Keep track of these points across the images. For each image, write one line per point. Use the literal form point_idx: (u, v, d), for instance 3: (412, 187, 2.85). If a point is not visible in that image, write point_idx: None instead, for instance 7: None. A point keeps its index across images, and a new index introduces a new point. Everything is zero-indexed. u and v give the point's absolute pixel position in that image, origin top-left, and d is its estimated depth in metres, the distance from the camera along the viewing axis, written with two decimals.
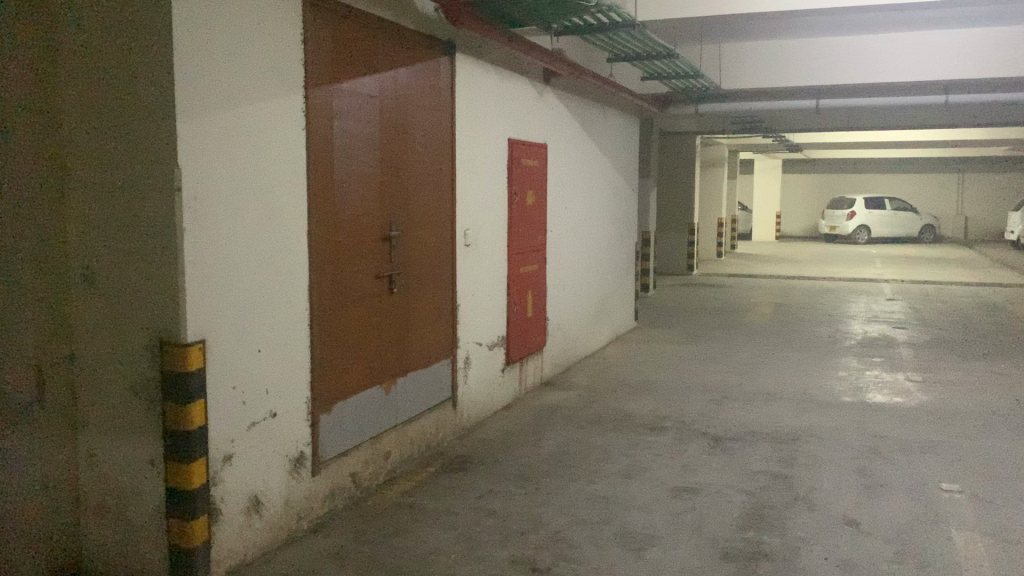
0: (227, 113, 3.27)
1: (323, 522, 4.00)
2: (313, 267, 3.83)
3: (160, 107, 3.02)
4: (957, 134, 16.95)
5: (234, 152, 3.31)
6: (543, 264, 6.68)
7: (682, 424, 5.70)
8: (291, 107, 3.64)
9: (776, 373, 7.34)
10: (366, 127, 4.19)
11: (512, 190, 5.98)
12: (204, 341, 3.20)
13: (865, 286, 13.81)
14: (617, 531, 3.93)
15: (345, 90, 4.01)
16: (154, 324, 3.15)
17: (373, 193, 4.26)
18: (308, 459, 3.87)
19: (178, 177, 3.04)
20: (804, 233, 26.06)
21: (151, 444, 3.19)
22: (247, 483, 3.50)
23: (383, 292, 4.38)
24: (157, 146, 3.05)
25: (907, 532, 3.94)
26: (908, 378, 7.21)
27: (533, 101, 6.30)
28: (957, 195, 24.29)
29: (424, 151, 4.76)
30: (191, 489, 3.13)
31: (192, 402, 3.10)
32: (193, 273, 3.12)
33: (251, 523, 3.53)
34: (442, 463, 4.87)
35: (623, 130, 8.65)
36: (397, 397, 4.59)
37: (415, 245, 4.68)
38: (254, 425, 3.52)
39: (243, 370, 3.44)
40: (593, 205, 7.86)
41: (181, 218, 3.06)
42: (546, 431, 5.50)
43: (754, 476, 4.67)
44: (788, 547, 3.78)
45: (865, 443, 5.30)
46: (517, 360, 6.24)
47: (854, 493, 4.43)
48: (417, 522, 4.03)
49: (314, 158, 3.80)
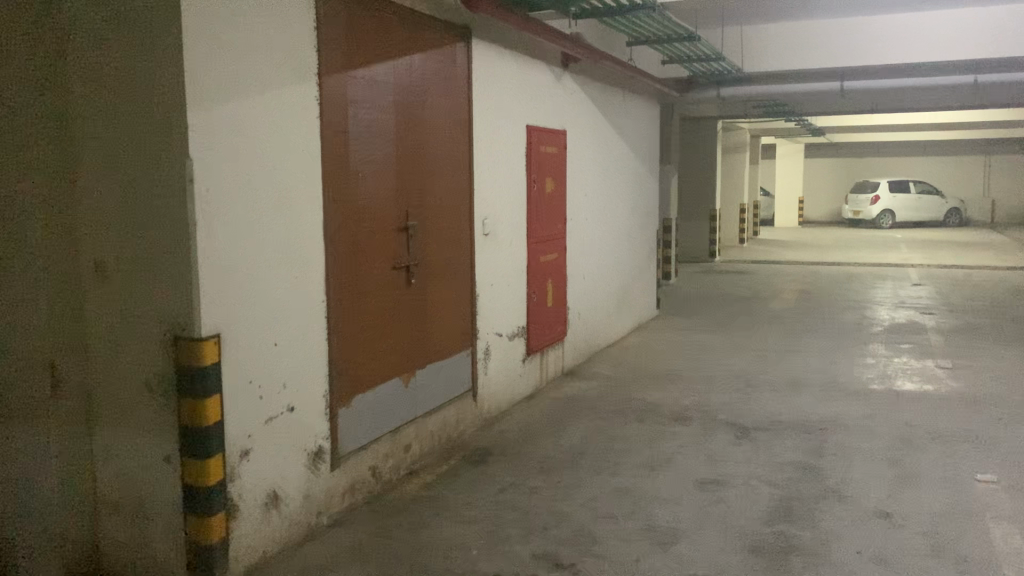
0: (240, 103, 3.20)
1: (342, 517, 3.94)
2: (329, 259, 3.76)
3: (169, 97, 2.95)
4: (984, 115, 16.64)
5: (248, 141, 3.25)
6: (564, 253, 6.58)
7: (706, 415, 5.59)
8: (304, 95, 3.56)
9: (802, 361, 7.21)
10: (381, 115, 4.10)
11: (531, 177, 5.89)
12: (220, 335, 3.14)
13: (891, 271, 13.59)
14: (642, 525, 3.85)
15: (359, 77, 3.93)
16: (168, 319, 3.09)
17: (389, 183, 4.18)
18: (326, 453, 3.82)
19: (190, 168, 2.97)
20: (827, 218, 25.75)
21: (167, 440, 3.14)
22: (265, 479, 3.44)
23: (400, 284, 4.30)
24: (167, 136, 2.99)
25: (942, 524, 3.82)
26: (938, 364, 7.06)
27: (551, 87, 6.19)
28: (984, 178, 23.90)
29: (441, 140, 4.67)
30: (208, 486, 3.08)
31: (209, 398, 3.05)
32: (207, 266, 3.06)
33: (269, 519, 3.48)
34: (463, 455, 4.80)
35: (643, 115, 8.51)
36: (417, 390, 4.52)
37: (432, 235, 4.59)
38: (272, 420, 3.47)
39: (259, 365, 3.38)
40: (614, 193, 7.74)
41: (193, 210, 3.00)
42: (568, 423, 5.41)
43: (782, 468, 4.56)
44: (819, 541, 3.67)
45: (895, 432, 5.17)
46: (538, 351, 6.16)
47: (886, 484, 4.31)
48: (437, 517, 3.97)
49: (329, 146, 3.72)
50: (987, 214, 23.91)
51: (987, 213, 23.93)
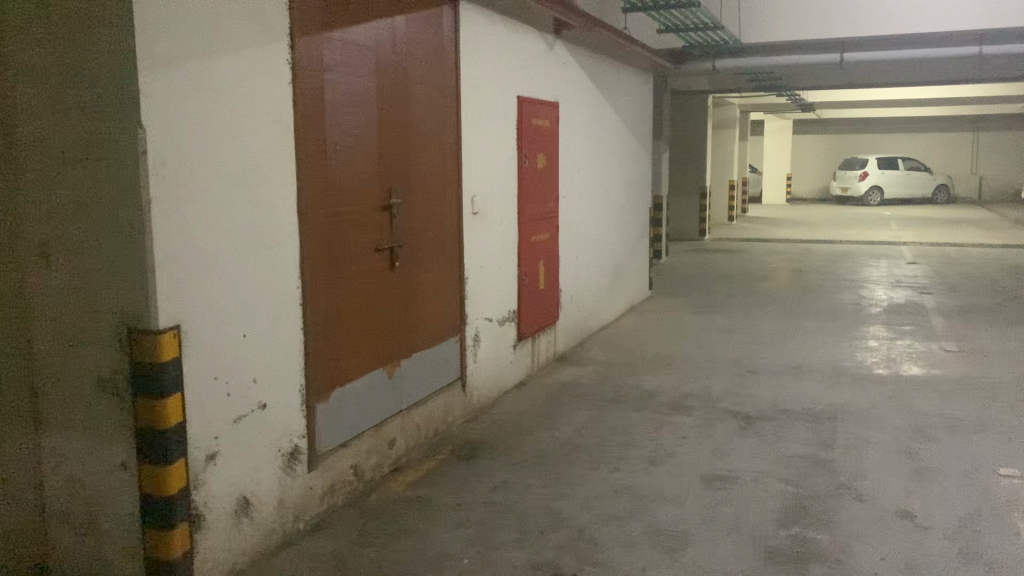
0: (202, 66, 2.84)
1: (322, 521, 3.62)
2: (305, 239, 3.41)
3: (117, 55, 2.59)
4: (975, 89, 16.38)
5: (212, 111, 2.89)
6: (556, 233, 6.25)
7: (708, 403, 5.31)
8: (274, 58, 3.19)
9: (803, 345, 6.93)
10: (362, 82, 3.75)
11: (523, 153, 5.55)
12: (180, 326, 2.80)
13: (883, 249, 13.33)
14: (647, 529, 3.56)
15: (337, 40, 3.56)
16: (122, 308, 2.74)
17: (371, 157, 3.84)
18: (303, 453, 3.50)
19: (142, 137, 2.62)
20: (814, 195, 25.53)
21: (122, 443, 2.80)
22: (234, 484, 3.11)
23: (383, 267, 3.97)
24: (115, 101, 2.63)
25: (968, 525, 3.55)
26: (943, 347, 6.81)
27: (543, 56, 5.84)
28: (972, 154, 23.67)
29: (427, 111, 4.33)
30: (169, 495, 2.75)
31: (167, 397, 2.72)
32: (165, 248, 2.71)
33: (240, 528, 3.15)
34: (451, 450, 4.49)
35: (637, 88, 8.19)
36: (402, 381, 4.20)
37: (418, 214, 4.26)
38: (241, 419, 3.14)
39: (226, 358, 3.04)
40: (606, 168, 7.39)
41: (147, 185, 2.64)
42: (562, 413, 5.11)
43: (791, 462, 4.28)
44: (839, 545, 3.40)
45: (906, 422, 4.91)
46: (529, 336, 5.85)
47: (903, 479, 4.05)
48: (425, 520, 3.66)
49: (303, 115, 3.36)
50: (975, 190, 23.72)
51: (975, 190, 23.74)
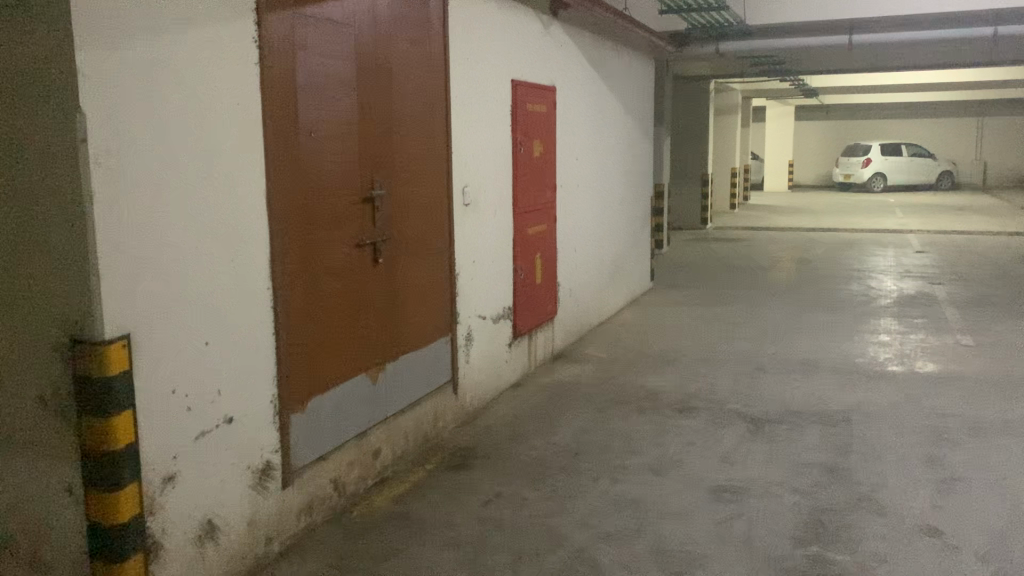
0: (153, 43, 2.53)
1: (299, 541, 3.34)
2: (275, 233, 3.10)
3: (54, 29, 2.28)
4: (982, 72, 16.02)
5: (166, 93, 2.59)
6: (554, 225, 5.96)
7: (714, 404, 5.03)
8: (237, 38, 2.88)
9: (813, 340, 6.64)
10: (339, 63, 3.43)
11: (517, 140, 5.23)
12: (131, 336, 2.50)
13: (890, 238, 13.02)
14: (652, 549, 3.27)
15: (313, 17, 3.25)
16: (63, 316, 2.44)
17: (351, 145, 3.53)
18: (276, 470, 3.20)
19: (81, 124, 2.30)
20: (816, 182, 25.20)
21: (68, 466, 2.51)
22: (197, 507, 2.82)
23: (365, 263, 3.67)
24: (52, 83, 2.32)
25: (1001, 542, 3.27)
26: (957, 341, 6.52)
27: (539, 38, 5.54)
28: (977, 139, 23.28)
29: (412, 93, 4.01)
30: (118, 523, 2.46)
31: (117, 415, 2.43)
32: (110, 249, 2.41)
33: (204, 554, 2.86)
34: (441, 459, 4.20)
35: (639, 71, 7.87)
36: (387, 389, 3.91)
37: (403, 204, 3.96)
38: (204, 436, 2.84)
39: (186, 370, 2.74)
40: (606, 157, 7.09)
41: (89, 176, 2.33)
42: (561, 417, 4.82)
43: (805, 471, 4.00)
44: (862, 566, 3.11)
45: (926, 425, 4.62)
46: (526, 333, 5.56)
47: (926, 490, 3.76)
48: (410, 540, 3.37)
49: (272, 97, 3.05)
50: (979, 176, 23.35)
51: (980, 176, 23.36)
